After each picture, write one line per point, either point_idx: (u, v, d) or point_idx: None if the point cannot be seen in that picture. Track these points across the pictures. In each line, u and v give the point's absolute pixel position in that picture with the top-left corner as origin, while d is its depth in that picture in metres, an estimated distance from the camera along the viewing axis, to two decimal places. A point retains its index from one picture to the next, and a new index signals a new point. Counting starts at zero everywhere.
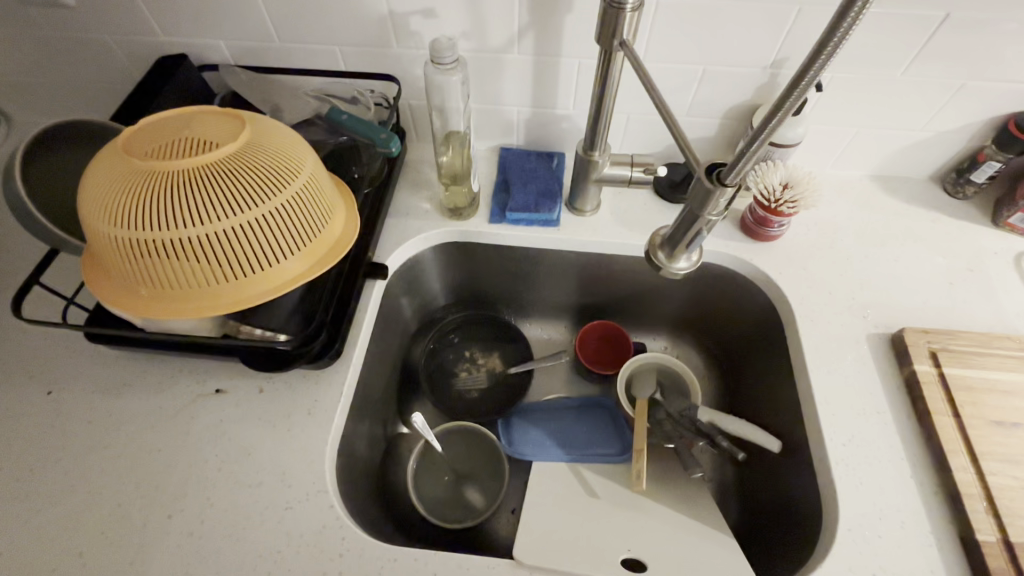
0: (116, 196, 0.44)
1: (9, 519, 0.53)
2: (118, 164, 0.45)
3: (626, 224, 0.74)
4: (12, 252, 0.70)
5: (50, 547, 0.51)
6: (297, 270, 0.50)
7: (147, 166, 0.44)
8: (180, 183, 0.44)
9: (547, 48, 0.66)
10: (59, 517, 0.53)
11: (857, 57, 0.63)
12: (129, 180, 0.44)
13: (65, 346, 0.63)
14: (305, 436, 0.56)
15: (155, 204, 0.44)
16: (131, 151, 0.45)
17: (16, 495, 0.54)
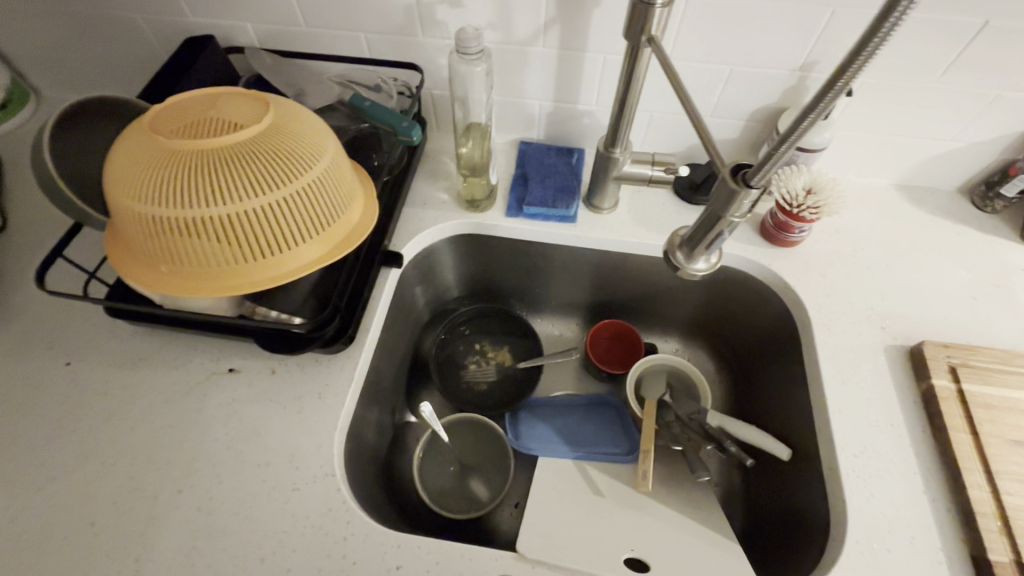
0: (141, 173, 0.45)
1: (27, 484, 0.54)
2: (144, 141, 0.46)
3: (643, 223, 0.73)
4: (36, 225, 0.71)
5: (65, 514, 0.52)
6: (313, 255, 0.50)
7: (172, 143, 0.45)
8: (204, 163, 0.45)
9: (572, 41, 0.65)
10: (74, 485, 0.54)
11: (890, 63, 0.62)
12: (155, 157, 0.45)
13: (84, 319, 0.64)
14: (316, 419, 0.57)
15: (179, 183, 0.44)
16: (159, 129, 0.46)
17: (33, 462, 0.55)
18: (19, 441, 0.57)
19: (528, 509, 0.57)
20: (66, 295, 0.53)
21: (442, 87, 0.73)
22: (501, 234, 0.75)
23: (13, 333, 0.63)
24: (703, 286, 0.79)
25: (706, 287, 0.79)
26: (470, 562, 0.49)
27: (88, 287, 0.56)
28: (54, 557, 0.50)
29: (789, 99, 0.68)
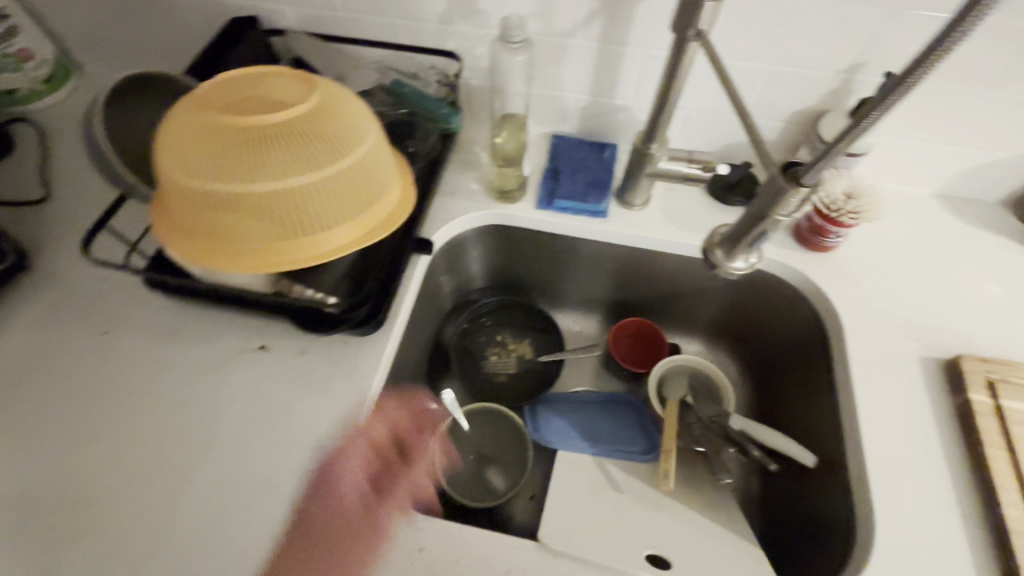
0: (192, 147, 0.46)
1: (64, 448, 0.56)
2: (196, 116, 0.47)
3: (674, 222, 0.73)
4: (77, 197, 0.73)
5: (99, 478, 0.54)
6: (350, 238, 0.50)
7: (223, 118, 0.46)
8: (252, 139, 0.46)
9: (614, 35, 0.65)
10: (108, 450, 0.55)
11: (953, 68, 0.60)
12: (206, 132, 0.46)
13: (120, 290, 0.66)
14: (344, 399, 0.57)
15: (228, 158, 0.46)
16: (211, 105, 0.47)
17: (68, 426, 0.57)
18: (58, 405, 0.58)
19: (548, 500, 0.57)
20: (108, 266, 0.54)
21: (479, 76, 0.73)
22: (530, 227, 0.75)
23: (53, 300, 0.65)
24: (731, 289, 0.78)
25: (735, 289, 0.78)
26: (491, 549, 0.49)
27: (129, 259, 0.57)
28: (86, 519, 0.52)
29: (832, 102, 0.67)
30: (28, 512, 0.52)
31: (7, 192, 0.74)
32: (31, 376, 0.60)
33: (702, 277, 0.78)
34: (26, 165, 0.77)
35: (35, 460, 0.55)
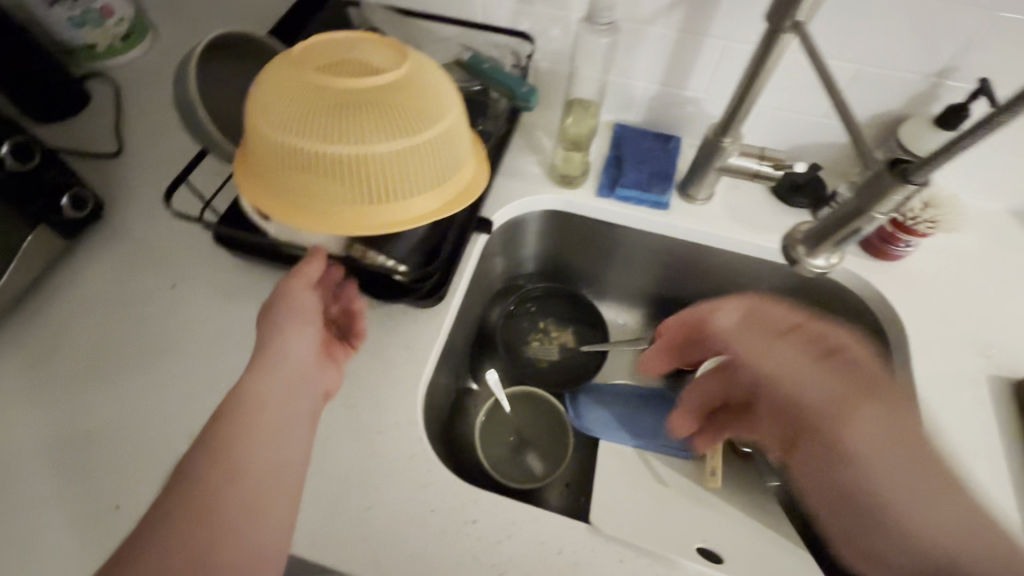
0: (285, 105, 0.47)
1: (134, 393, 0.58)
2: (290, 76, 0.47)
3: (737, 220, 0.72)
4: (149, 155, 0.75)
5: (167, 425, 0.56)
6: (427, 208, 0.50)
7: (317, 79, 0.46)
8: (342, 103, 0.46)
9: (695, 24, 0.64)
10: (176, 399, 0.57)
11: None
12: (299, 92, 0.47)
13: (188, 247, 0.67)
14: (403, 369, 0.58)
15: (318, 119, 0.46)
16: (305, 65, 0.47)
17: (138, 373, 0.59)
18: (128, 352, 0.60)
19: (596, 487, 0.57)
20: (186, 220, 0.55)
21: (549, 59, 0.73)
22: (589, 214, 0.75)
23: (123, 250, 0.67)
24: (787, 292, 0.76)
25: (791, 292, 0.77)
26: (543, 526, 0.49)
27: (204, 215, 0.59)
28: (155, 462, 0.54)
29: (916, 107, 0.65)
30: (92, 438, 0.55)
31: (83, 143, 0.76)
32: (103, 323, 0.62)
33: (758, 278, 0.77)
34: (101, 119, 0.79)
35: (101, 396, 0.58)
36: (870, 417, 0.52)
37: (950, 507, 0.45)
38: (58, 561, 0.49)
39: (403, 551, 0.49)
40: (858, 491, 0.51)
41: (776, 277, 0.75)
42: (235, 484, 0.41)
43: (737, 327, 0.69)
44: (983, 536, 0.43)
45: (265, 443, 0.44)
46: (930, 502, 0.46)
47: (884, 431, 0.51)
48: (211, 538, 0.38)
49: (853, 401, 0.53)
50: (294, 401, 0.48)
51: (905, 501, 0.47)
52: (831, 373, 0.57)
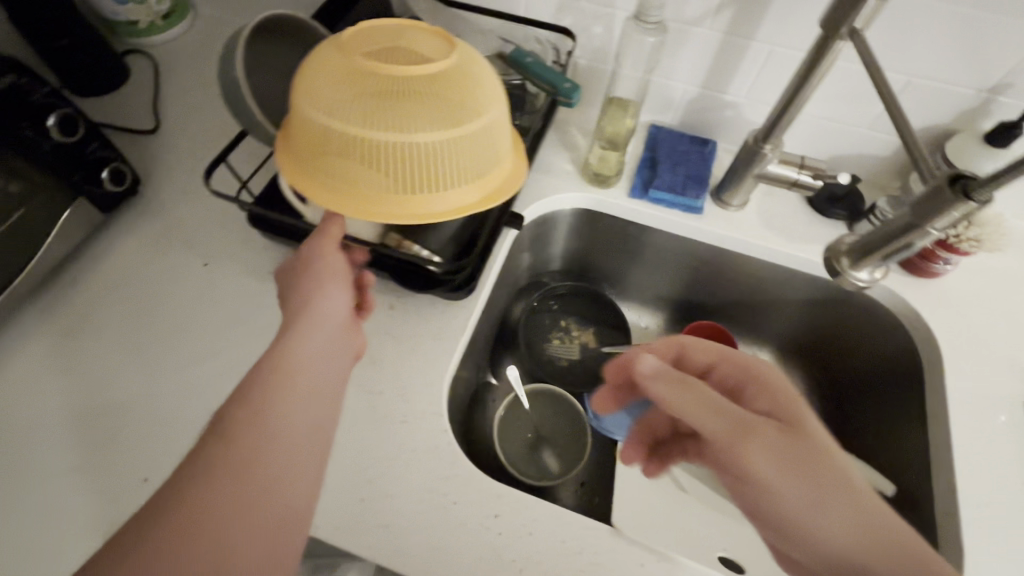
0: (330, 89, 0.47)
1: (163, 367, 0.59)
2: (337, 60, 0.47)
3: (771, 227, 0.71)
4: (186, 134, 0.76)
5: (194, 400, 0.57)
6: (465, 201, 0.50)
7: (364, 65, 0.46)
8: (388, 90, 0.46)
9: (741, 27, 0.63)
10: (205, 374, 0.58)
11: None
12: (345, 77, 0.47)
13: (221, 226, 0.68)
14: (430, 359, 0.58)
15: (363, 105, 0.46)
16: (353, 51, 0.47)
17: (167, 347, 0.60)
18: (159, 328, 0.61)
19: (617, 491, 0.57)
20: (223, 199, 0.56)
21: (589, 56, 0.72)
22: (621, 215, 0.74)
23: (160, 226, 0.68)
24: (819, 304, 0.75)
25: (822, 305, 0.76)
26: (567, 526, 0.49)
27: (241, 195, 0.59)
28: (184, 434, 0.55)
29: (965, 121, 0.63)
30: (124, 406, 0.56)
31: (122, 119, 0.77)
32: (136, 296, 0.63)
33: (790, 289, 0.75)
34: (140, 95, 0.80)
35: (134, 367, 0.58)
36: (765, 431, 0.44)
37: (841, 507, 0.41)
38: (89, 526, 0.50)
39: (427, 541, 0.49)
40: (796, 532, 0.42)
41: (809, 289, 0.74)
42: (269, 446, 0.41)
43: (657, 373, 0.47)
44: (901, 546, 0.40)
45: (300, 409, 0.44)
46: (832, 518, 0.41)
47: (752, 462, 0.43)
48: (243, 493, 0.38)
49: (750, 428, 0.43)
50: (328, 371, 0.48)
51: (800, 510, 0.42)
52: (707, 403, 0.45)
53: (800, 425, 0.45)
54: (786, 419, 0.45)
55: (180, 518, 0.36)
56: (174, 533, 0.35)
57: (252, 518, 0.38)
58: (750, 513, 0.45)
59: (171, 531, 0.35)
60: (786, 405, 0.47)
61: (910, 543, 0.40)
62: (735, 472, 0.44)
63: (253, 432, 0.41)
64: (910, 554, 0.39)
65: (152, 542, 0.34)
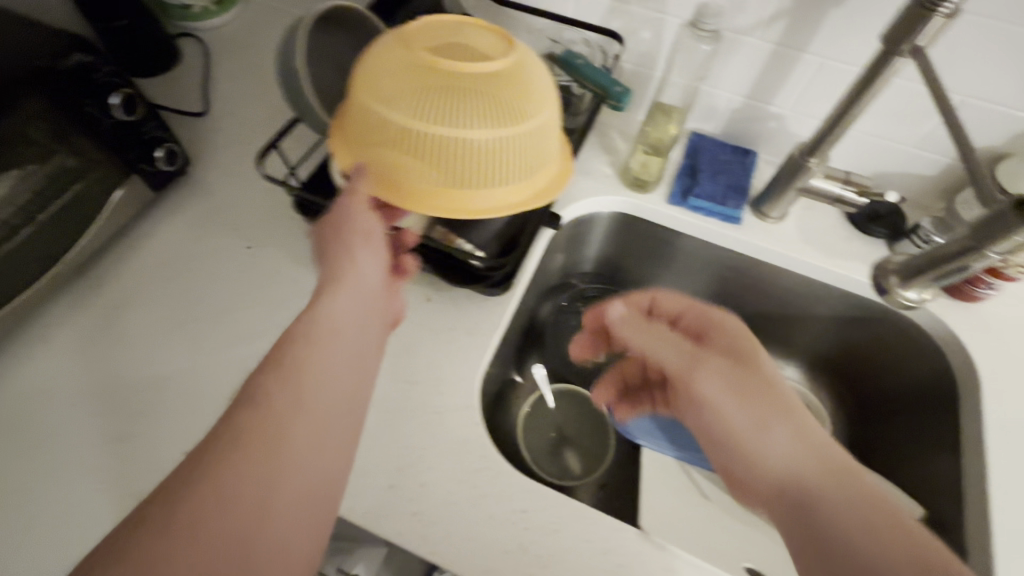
0: (386, 83, 0.48)
1: (200, 343, 0.60)
2: (394, 54, 0.48)
3: (810, 242, 0.70)
4: (233, 118, 0.77)
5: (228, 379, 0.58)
6: (512, 200, 0.51)
7: (421, 61, 0.47)
8: (443, 86, 0.47)
9: (794, 38, 0.62)
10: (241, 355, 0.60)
11: None
12: (401, 71, 0.47)
13: (265, 210, 0.69)
14: (465, 353, 0.59)
15: (417, 101, 0.47)
16: (411, 46, 0.48)
17: (204, 325, 0.61)
18: (199, 306, 0.62)
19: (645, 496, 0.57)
20: (273, 183, 0.57)
21: (635, 60, 0.72)
22: (657, 221, 0.74)
23: (205, 206, 0.69)
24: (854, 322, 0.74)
25: (858, 324, 0.75)
26: (596, 526, 0.50)
27: (289, 181, 0.60)
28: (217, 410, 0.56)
29: (1018, 145, 0.62)
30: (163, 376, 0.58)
31: (172, 100, 0.79)
32: (178, 273, 0.65)
33: (826, 306, 0.75)
34: (190, 78, 0.82)
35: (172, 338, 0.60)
36: (709, 358, 0.48)
37: (785, 429, 0.43)
38: (132, 496, 0.52)
39: (456, 531, 0.49)
40: (742, 451, 0.44)
41: (845, 307, 0.73)
42: (302, 405, 0.41)
43: (624, 320, 0.54)
44: (841, 467, 0.41)
45: (336, 369, 0.44)
46: (777, 438, 0.43)
47: (700, 379, 0.47)
48: (285, 449, 0.39)
49: (700, 361, 0.48)
50: (367, 341, 0.49)
51: (745, 436, 0.44)
52: (660, 334, 0.51)
53: (744, 354, 0.48)
54: (731, 348, 0.48)
55: (228, 467, 0.37)
56: (221, 480, 0.36)
57: (289, 474, 0.38)
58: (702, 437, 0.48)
59: (223, 479, 0.36)
60: (736, 341, 0.49)
61: (849, 467, 0.41)
62: (688, 396, 0.48)
63: (293, 390, 0.41)
64: (849, 476, 0.40)
65: (194, 482, 0.35)
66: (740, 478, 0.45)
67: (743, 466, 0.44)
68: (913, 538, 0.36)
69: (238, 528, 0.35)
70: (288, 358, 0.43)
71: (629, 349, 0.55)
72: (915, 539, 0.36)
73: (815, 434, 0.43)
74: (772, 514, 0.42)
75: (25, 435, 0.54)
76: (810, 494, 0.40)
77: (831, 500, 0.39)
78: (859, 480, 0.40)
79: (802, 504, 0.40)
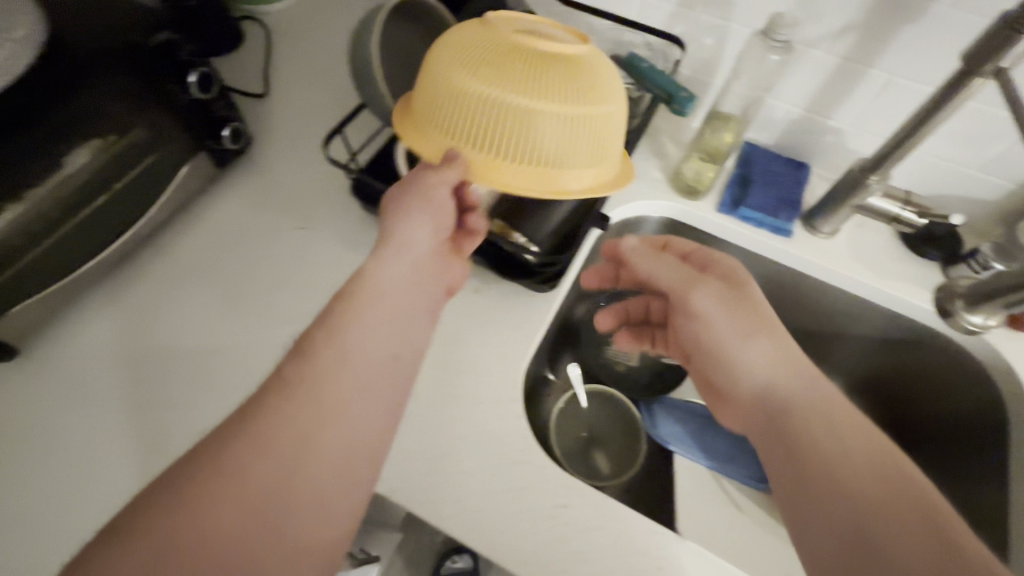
0: (465, 57, 0.48)
1: (242, 309, 0.63)
2: (480, 37, 0.49)
3: (862, 260, 0.69)
4: (292, 102, 0.79)
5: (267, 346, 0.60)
6: (574, 185, 0.49)
7: (506, 44, 0.48)
8: (522, 68, 0.47)
9: (862, 52, 0.61)
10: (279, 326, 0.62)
11: None
12: (485, 51, 0.48)
13: (320, 193, 0.71)
14: (510, 346, 0.60)
15: (492, 75, 0.47)
16: (497, 31, 0.49)
17: (247, 292, 0.64)
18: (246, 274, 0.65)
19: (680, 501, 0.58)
20: (336, 166, 0.58)
21: (694, 67, 0.72)
22: (705, 228, 0.74)
23: (264, 185, 0.71)
24: (900, 345, 0.73)
25: (902, 346, 0.73)
26: (632, 526, 0.50)
27: (349, 166, 0.62)
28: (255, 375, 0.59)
29: None
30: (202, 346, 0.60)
31: (234, 80, 0.81)
32: (227, 244, 0.67)
33: (873, 326, 0.73)
34: (252, 59, 0.84)
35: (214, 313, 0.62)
36: (707, 288, 0.54)
37: (762, 343, 0.51)
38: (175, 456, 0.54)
39: (498, 520, 0.50)
40: (728, 370, 0.52)
41: (892, 328, 0.72)
42: (346, 369, 0.43)
43: (633, 248, 0.60)
44: (818, 391, 0.48)
45: (372, 355, 0.45)
46: (754, 347, 0.51)
47: (700, 305, 0.54)
48: (310, 435, 0.40)
49: (696, 280, 0.55)
50: (409, 329, 0.49)
51: (728, 343, 0.52)
52: (669, 263, 0.58)
53: (740, 287, 0.54)
54: (728, 282, 0.55)
55: (247, 443, 0.38)
56: (238, 456, 0.38)
57: (327, 433, 0.40)
58: (693, 356, 0.57)
59: (236, 453, 0.38)
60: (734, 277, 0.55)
61: (825, 392, 0.48)
62: (685, 319, 0.56)
63: (325, 376, 0.42)
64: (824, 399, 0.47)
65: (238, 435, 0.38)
66: (722, 390, 0.53)
67: (726, 382, 0.52)
68: (880, 459, 0.42)
69: (251, 506, 0.36)
70: (321, 342, 0.44)
71: (637, 277, 0.61)
72: (879, 459, 0.42)
73: (795, 361, 0.50)
74: (746, 421, 0.51)
75: (78, 393, 0.57)
76: (784, 402, 0.48)
77: (806, 418, 0.46)
78: (834, 406, 0.47)
79: (775, 416, 0.48)
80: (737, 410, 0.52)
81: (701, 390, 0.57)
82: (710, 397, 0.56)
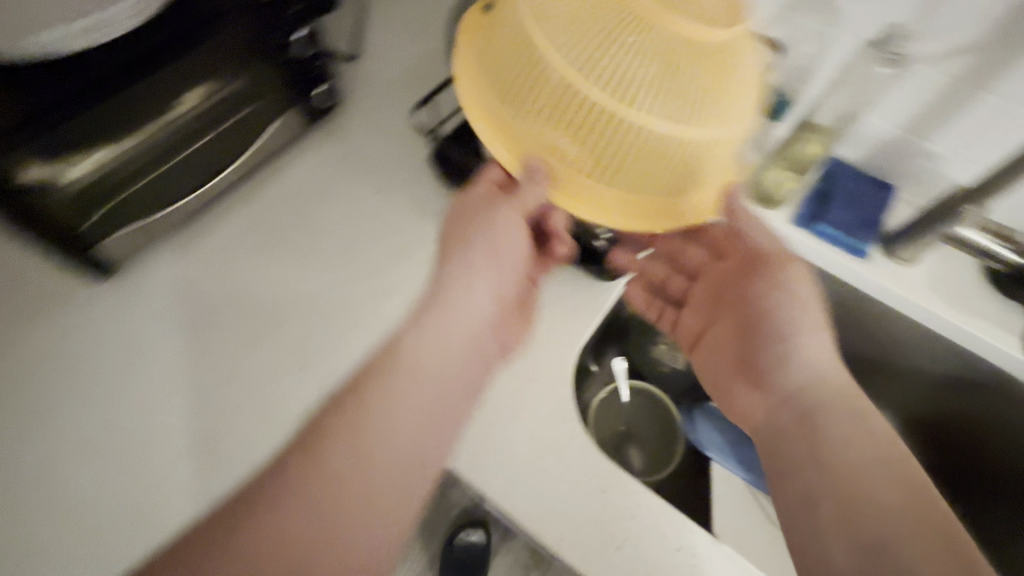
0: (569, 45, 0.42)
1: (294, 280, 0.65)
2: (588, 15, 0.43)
3: (939, 293, 0.66)
4: (378, 67, 0.81)
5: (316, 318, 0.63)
6: (626, 213, 0.47)
7: (621, 37, 0.42)
8: (630, 76, 0.43)
9: (976, 76, 0.58)
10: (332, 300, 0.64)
11: None
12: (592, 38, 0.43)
13: (397, 159, 0.73)
14: (566, 329, 0.61)
15: (598, 81, 0.43)
16: (611, 18, 0.43)
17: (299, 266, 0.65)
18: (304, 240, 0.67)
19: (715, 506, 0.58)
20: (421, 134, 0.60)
21: (787, 73, 0.70)
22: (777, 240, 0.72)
23: (345, 146, 0.74)
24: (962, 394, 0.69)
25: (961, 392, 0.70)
26: (666, 521, 0.50)
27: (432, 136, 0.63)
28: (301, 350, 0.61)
29: None
30: (261, 317, 0.62)
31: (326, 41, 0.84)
32: (292, 212, 0.69)
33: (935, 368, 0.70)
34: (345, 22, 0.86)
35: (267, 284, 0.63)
36: (786, 277, 0.54)
37: (824, 338, 0.53)
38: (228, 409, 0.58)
39: (535, 496, 0.51)
40: (777, 356, 0.53)
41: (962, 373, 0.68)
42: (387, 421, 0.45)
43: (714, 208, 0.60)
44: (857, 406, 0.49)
45: (420, 389, 0.47)
46: (817, 339, 0.52)
47: (771, 290, 0.54)
48: (347, 487, 0.42)
49: (782, 266, 0.55)
50: (459, 378, 0.50)
51: (793, 327, 0.53)
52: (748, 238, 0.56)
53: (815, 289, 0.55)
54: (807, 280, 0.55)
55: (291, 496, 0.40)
56: (295, 488, 0.41)
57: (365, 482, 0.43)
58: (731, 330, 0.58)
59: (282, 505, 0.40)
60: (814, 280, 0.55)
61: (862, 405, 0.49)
62: (743, 295, 0.56)
63: (374, 405, 0.45)
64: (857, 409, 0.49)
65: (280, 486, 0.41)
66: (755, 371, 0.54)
67: (765, 365, 0.53)
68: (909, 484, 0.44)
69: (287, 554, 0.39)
70: (372, 373, 0.46)
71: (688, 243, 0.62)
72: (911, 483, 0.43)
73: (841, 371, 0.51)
74: (771, 402, 0.52)
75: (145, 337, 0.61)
76: (826, 398, 0.50)
77: (836, 424, 0.48)
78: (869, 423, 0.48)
79: (801, 410, 0.50)
80: (767, 392, 0.53)
81: (720, 360, 0.58)
82: (730, 371, 0.57)
